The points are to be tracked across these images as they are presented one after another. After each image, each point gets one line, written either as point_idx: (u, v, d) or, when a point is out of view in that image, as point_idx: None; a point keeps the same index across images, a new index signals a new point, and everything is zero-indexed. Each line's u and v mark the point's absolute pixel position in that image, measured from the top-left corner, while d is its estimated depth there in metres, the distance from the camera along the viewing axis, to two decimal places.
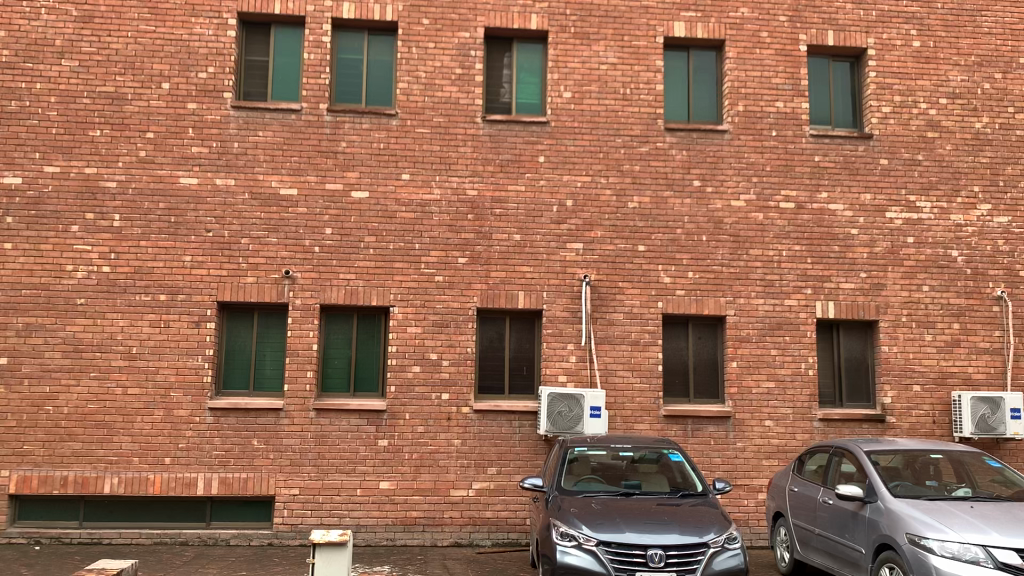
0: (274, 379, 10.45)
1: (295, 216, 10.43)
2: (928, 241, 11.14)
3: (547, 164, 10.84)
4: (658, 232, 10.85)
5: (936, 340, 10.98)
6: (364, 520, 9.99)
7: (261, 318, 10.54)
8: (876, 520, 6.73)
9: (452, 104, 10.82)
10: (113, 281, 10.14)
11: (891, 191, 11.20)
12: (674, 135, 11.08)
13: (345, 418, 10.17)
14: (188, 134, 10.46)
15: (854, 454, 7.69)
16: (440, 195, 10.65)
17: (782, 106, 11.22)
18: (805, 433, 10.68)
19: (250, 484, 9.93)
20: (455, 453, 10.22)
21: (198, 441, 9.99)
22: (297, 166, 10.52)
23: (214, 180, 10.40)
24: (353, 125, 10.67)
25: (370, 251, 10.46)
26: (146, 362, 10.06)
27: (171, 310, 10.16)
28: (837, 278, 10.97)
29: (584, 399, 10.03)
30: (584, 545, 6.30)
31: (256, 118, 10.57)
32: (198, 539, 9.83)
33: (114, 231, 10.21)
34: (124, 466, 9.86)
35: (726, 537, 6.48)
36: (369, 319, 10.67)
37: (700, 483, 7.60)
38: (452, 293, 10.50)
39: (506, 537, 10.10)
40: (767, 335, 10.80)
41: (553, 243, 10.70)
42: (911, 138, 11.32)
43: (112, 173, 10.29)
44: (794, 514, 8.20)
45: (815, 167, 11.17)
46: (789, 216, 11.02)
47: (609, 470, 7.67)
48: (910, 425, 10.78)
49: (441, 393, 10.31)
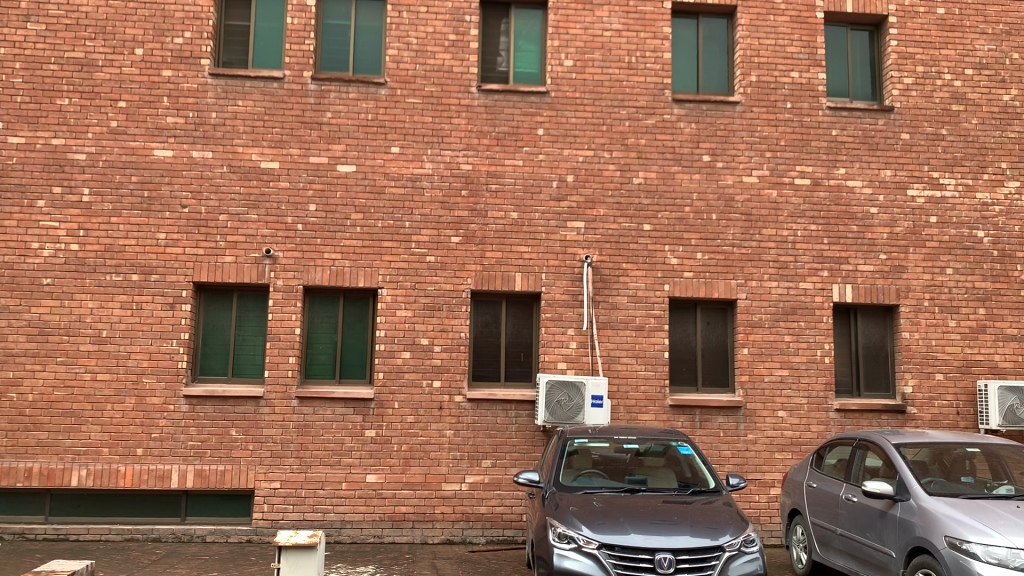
0: (255, 365, 9.80)
1: (276, 190, 9.76)
2: (952, 221, 10.46)
3: (547, 137, 10.16)
4: (665, 210, 10.17)
5: (961, 326, 10.30)
6: (349, 516, 9.35)
7: (241, 300, 9.88)
8: (908, 520, 6.08)
9: (445, 72, 10.14)
10: (81, 260, 9.48)
11: (913, 167, 10.51)
12: (682, 106, 10.38)
13: (329, 407, 9.52)
14: (164, 103, 9.79)
15: (880, 447, 7.02)
16: (432, 169, 9.98)
17: (798, 77, 10.52)
18: (821, 424, 10.02)
19: (227, 477, 9.29)
20: (447, 445, 9.58)
21: (172, 431, 9.35)
22: (279, 137, 9.85)
23: (190, 152, 9.74)
24: (338, 94, 9.99)
25: (357, 229, 9.79)
26: (117, 347, 9.41)
27: (143, 291, 9.50)
28: (856, 259, 10.30)
29: (585, 387, 9.37)
30: (584, 548, 5.64)
31: (235, 87, 9.89)
32: (172, 536, 9.19)
33: (84, 207, 9.55)
34: (93, 457, 9.22)
35: (743, 539, 5.82)
36: (355, 303, 10.01)
37: (712, 478, 6.94)
38: (444, 274, 9.84)
39: (502, 534, 9.47)
40: (781, 320, 10.13)
41: (553, 221, 10.03)
42: (934, 111, 10.62)
43: (81, 145, 9.63)
44: (813, 511, 7.54)
45: (832, 141, 10.48)
46: (804, 193, 10.35)
47: (612, 464, 7.01)
48: (931, 416, 10.12)
49: (433, 380, 9.66)
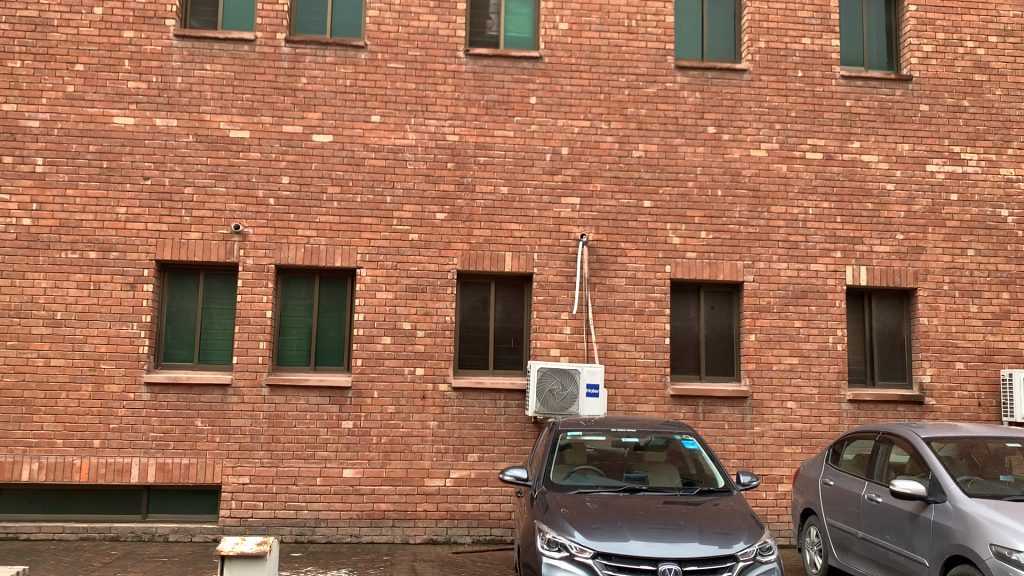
0: (223, 350, 9.08)
1: (246, 161, 9.03)
2: (974, 199, 9.75)
3: (540, 105, 9.41)
4: (667, 185, 9.45)
5: (983, 312, 9.61)
6: (325, 513, 8.65)
7: (208, 280, 9.15)
8: (944, 525, 5.39)
9: (430, 35, 9.41)
10: (34, 235, 8.73)
11: (933, 141, 9.79)
12: (686, 74, 9.65)
13: (302, 397, 8.81)
14: (125, 67, 9.03)
15: (907, 441, 6.32)
16: (415, 140, 9.24)
17: (810, 43, 9.79)
18: (832, 417, 9.33)
19: (192, 471, 8.57)
20: (431, 437, 8.87)
21: (132, 421, 8.63)
22: (250, 104, 9.10)
23: (153, 120, 8.99)
24: (315, 58, 9.24)
25: (334, 204, 9.06)
26: (72, 330, 8.67)
27: (102, 270, 8.76)
28: (871, 239, 9.59)
29: (579, 375, 8.65)
30: (576, 558, 4.94)
31: (202, 49, 9.13)
32: (132, 535, 8.49)
33: (37, 177, 8.79)
34: (46, 449, 8.49)
35: (759, 547, 5.11)
36: (332, 284, 9.29)
37: (721, 476, 6.22)
38: (428, 254, 9.11)
39: (489, 534, 8.77)
40: (791, 305, 9.42)
41: (547, 197, 9.30)
42: (956, 81, 9.90)
43: (34, 111, 8.86)
44: (829, 511, 6.84)
45: (846, 113, 9.75)
46: (816, 167, 9.63)
47: (608, 459, 6.29)
48: (950, 408, 9.44)
49: (415, 367, 8.95)
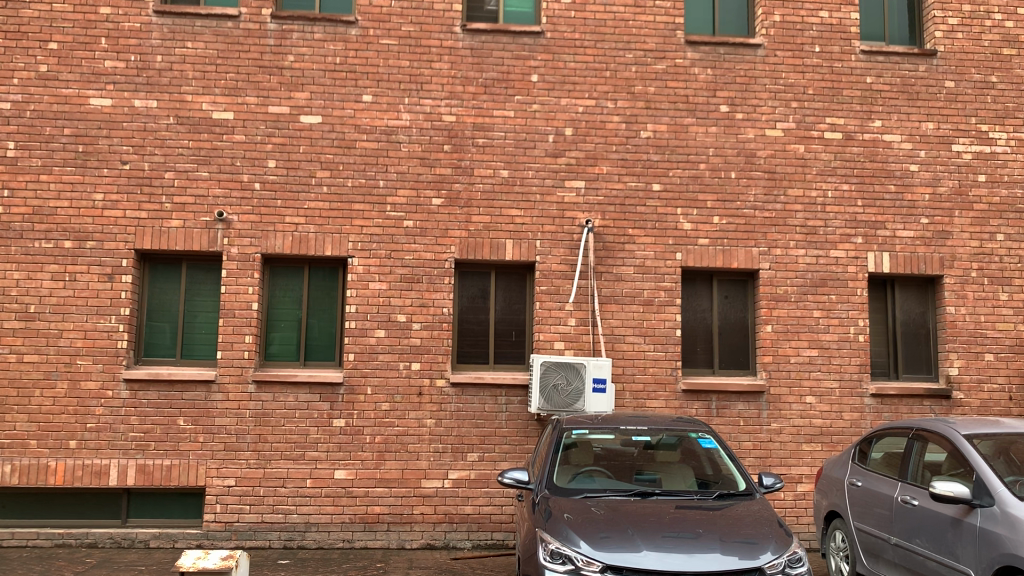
0: (207, 345, 8.58)
1: (230, 144, 8.51)
2: (1003, 180, 9.19)
3: (541, 84, 8.88)
4: (678, 167, 8.91)
5: (1013, 300, 9.05)
6: (315, 517, 8.14)
7: (191, 272, 8.64)
8: (993, 533, 4.85)
9: (425, 10, 8.88)
10: (6, 224, 8.24)
11: (959, 119, 9.22)
12: (696, 49, 9.09)
13: (291, 394, 8.30)
14: (101, 45, 8.51)
15: (946, 439, 5.76)
16: (409, 121, 8.72)
17: (827, 17, 9.23)
18: (854, 412, 8.79)
19: (174, 474, 8.07)
20: (428, 436, 8.36)
21: (110, 420, 8.11)
22: (233, 84, 8.58)
23: (131, 101, 8.48)
24: (302, 34, 8.71)
25: (324, 189, 8.54)
26: (47, 324, 8.17)
27: (78, 260, 8.25)
28: (894, 224, 9.04)
29: (585, 370, 8.12)
30: (583, 571, 4.42)
31: (184, 26, 8.62)
32: (111, 541, 8.01)
33: (8, 162, 8.30)
34: (19, 451, 8.00)
35: (788, 559, 4.59)
36: (323, 274, 8.78)
37: (741, 479, 5.68)
38: (424, 241, 8.58)
39: (489, 538, 8.26)
40: (810, 293, 8.88)
41: (549, 181, 8.77)
42: (983, 56, 9.33)
43: (5, 92, 8.36)
44: (856, 514, 6.30)
45: (866, 90, 9.19)
46: (835, 148, 9.08)
47: (616, 460, 5.76)
48: (980, 402, 8.89)
49: (411, 362, 8.42)
